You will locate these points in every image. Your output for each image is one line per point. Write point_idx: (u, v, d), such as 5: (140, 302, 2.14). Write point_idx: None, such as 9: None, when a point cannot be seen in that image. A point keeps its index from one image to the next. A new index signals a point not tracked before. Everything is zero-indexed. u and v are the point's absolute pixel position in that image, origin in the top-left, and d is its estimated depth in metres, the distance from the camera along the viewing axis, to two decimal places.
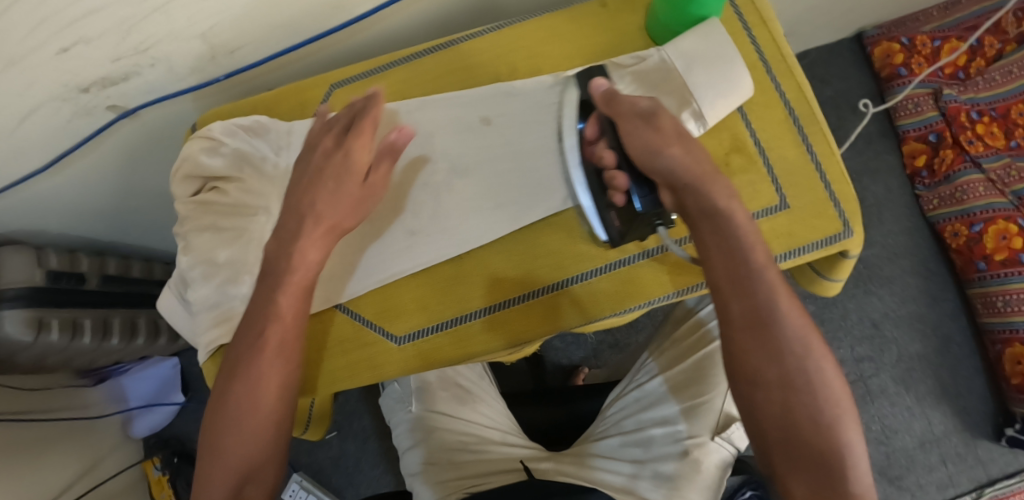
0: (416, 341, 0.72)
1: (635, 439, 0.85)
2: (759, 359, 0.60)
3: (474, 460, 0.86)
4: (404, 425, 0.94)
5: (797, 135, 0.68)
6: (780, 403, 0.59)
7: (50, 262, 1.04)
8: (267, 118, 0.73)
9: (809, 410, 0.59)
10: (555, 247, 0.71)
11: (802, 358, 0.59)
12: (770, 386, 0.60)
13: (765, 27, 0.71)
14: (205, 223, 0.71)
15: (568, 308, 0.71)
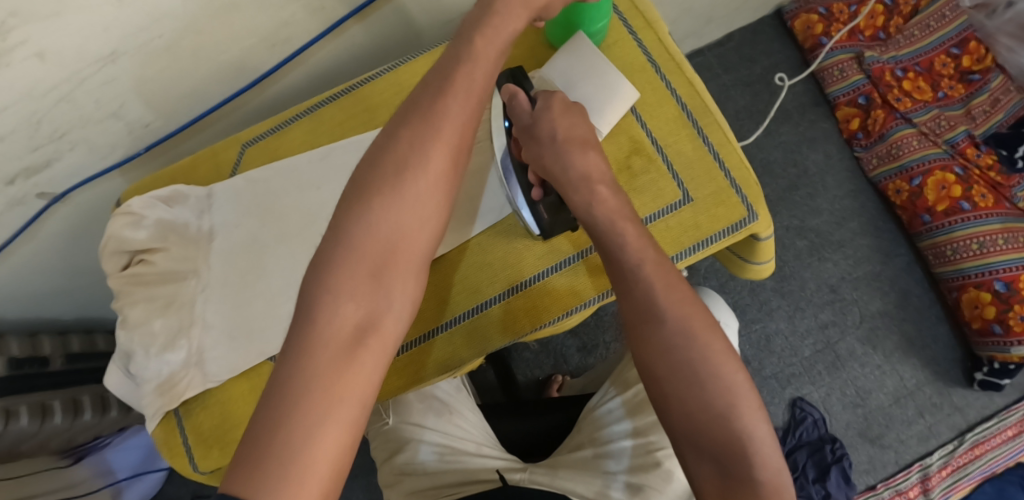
0: None
1: (607, 448, 0.84)
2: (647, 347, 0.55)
3: (448, 472, 0.86)
4: (380, 438, 0.93)
5: (692, 128, 0.71)
6: (675, 397, 0.54)
7: (11, 349, 1.06)
8: (184, 186, 0.74)
9: (702, 402, 0.53)
10: (461, 278, 0.70)
11: (687, 346, 0.54)
12: (665, 377, 0.54)
13: (650, 29, 0.75)
14: (136, 296, 0.70)
15: (496, 327, 0.68)
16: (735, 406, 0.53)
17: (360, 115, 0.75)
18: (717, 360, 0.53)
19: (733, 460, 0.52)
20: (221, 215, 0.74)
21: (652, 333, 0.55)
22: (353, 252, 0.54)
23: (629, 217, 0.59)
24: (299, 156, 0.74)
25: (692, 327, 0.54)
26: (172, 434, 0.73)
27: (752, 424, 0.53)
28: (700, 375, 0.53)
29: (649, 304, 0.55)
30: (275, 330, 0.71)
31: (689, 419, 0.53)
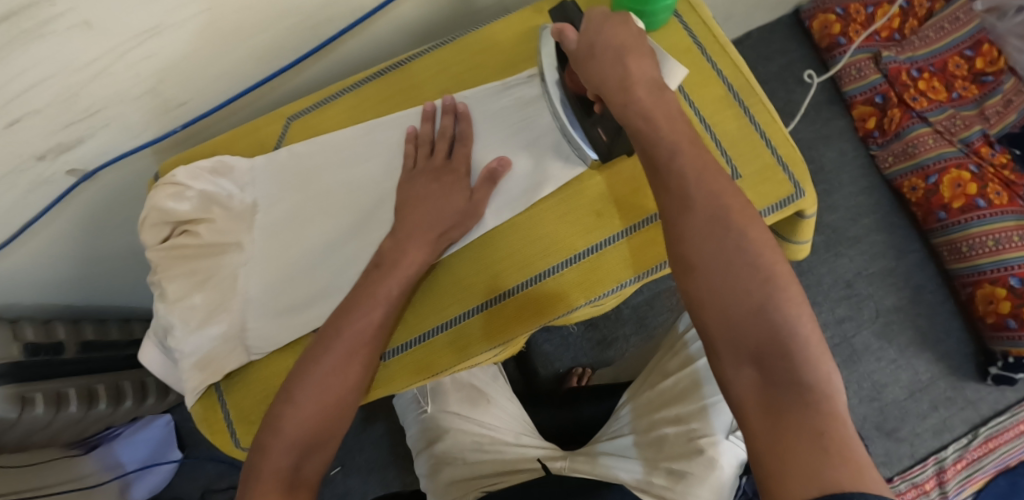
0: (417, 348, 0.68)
1: (647, 436, 0.86)
2: (688, 241, 0.53)
3: (486, 461, 0.87)
4: (419, 428, 0.95)
5: (738, 107, 0.71)
6: (714, 290, 0.52)
7: (27, 335, 1.03)
8: (229, 158, 0.73)
9: (739, 294, 0.51)
10: (526, 242, 0.68)
11: (728, 238, 0.52)
12: (703, 269, 0.52)
13: (694, 13, 0.76)
14: (177, 270, 0.69)
15: (564, 291, 0.67)
16: (782, 304, 0.50)
17: (406, 93, 0.75)
18: (762, 257, 0.52)
19: (778, 362, 0.49)
20: (264, 189, 0.74)
21: (692, 229, 0.54)
22: (330, 347, 0.63)
23: (668, 116, 0.59)
24: (345, 131, 0.74)
25: (738, 225, 0.53)
26: (212, 410, 0.72)
27: (801, 325, 0.50)
28: (745, 272, 0.51)
29: (688, 200, 0.54)
30: (316, 300, 0.70)
31: (732, 318, 0.51)
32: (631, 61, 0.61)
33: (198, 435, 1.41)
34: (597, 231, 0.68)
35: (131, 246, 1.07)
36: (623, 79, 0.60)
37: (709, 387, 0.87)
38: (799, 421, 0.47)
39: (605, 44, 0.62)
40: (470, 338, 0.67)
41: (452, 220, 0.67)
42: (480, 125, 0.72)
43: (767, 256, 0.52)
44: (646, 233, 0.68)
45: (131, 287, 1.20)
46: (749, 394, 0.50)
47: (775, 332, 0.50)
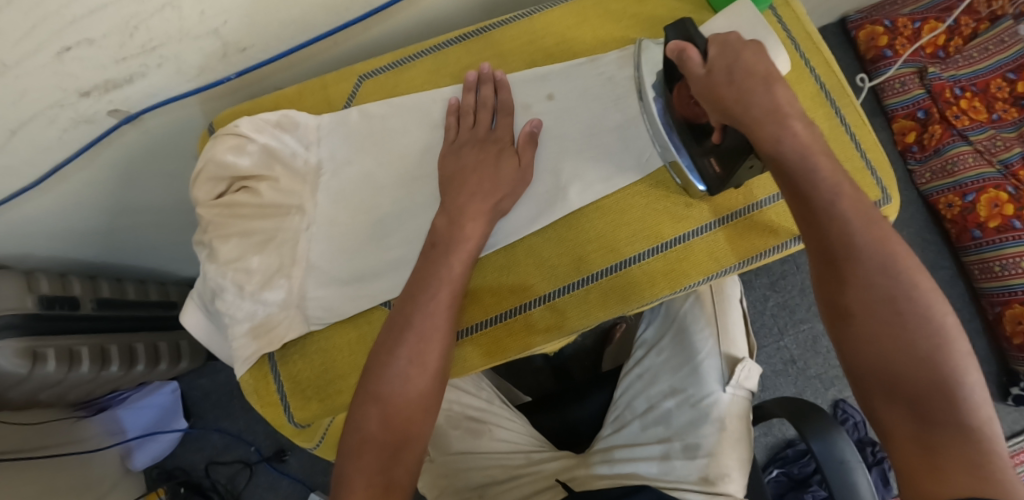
0: (476, 334, 0.66)
1: (652, 417, 0.82)
2: (851, 288, 0.54)
3: (509, 490, 0.83)
4: (430, 474, 0.89)
5: (830, 107, 0.70)
6: (873, 337, 0.53)
7: (41, 286, 0.98)
8: (295, 112, 0.69)
9: (898, 341, 0.52)
10: (604, 229, 0.66)
11: (893, 287, 0.53)
12: (862, 315, 0.53)
13: (788, 6, 0.73)
14: (231, 229, 0.65)
15: (642, 281, 0.65)
16: (943, 348, 0.51)
17: (489, 58, 0.72)
18: (927, 304, 0.52)
19: (934, 408, 0.50)
20: (330, 148, 0.70)
21: (851, 272, 0.54)
22: (406, 340, 0.60)
23: (823, 152, 0.55)
24: (423, 95, 0.71)
25: (901, 272, 0.53)
26: (263, 381, 0.69)
27: (961, 365, 0.51)
28: (907, 319, 0.52)
29: (849, 245, 0.54)
30: (384, 274, 0.67)
31: (887, 363, 0.52)
32: (778, 87, 0.54)
33: (205, 405, 1.37)
34: (675, 226, 0.66)
35: (160, 202, 1.02)
36: (773, 111, 0.54)
37: (690, 343, 0.85)
38: (957, 458, 0.48)
39: (746, 70, 0.55)
40: (531, 326, 0.66)
41: (506, 189, 0.65)
42: (567, 102, 0.69)
43: (934, 308, 0.52)
44: (736, 225, 0.66)
45: (155, 246, 1.15)
46: (900, 429, 0.51)
47: (941, 379, 0.50)
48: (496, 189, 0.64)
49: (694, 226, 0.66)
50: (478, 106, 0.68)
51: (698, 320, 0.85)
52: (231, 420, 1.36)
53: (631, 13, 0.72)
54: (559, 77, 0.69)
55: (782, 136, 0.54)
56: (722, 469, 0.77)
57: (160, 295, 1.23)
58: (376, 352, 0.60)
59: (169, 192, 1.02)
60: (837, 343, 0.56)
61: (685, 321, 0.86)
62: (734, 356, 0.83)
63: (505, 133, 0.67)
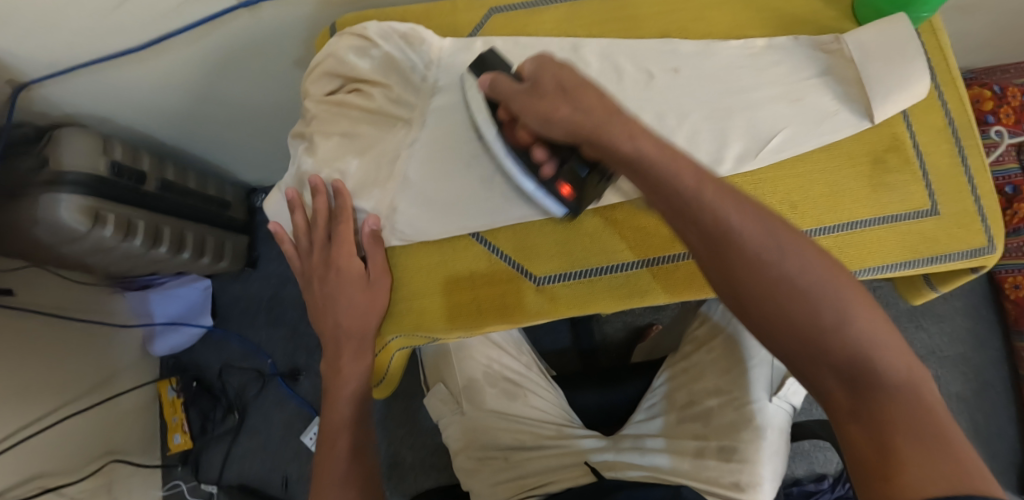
0: (555, 285, 0.66)
1: (692, 413, 0.81)
2: (744, 279, 0.52)
3: (534, 456, 0.83)
4: (457, 428, 0.87)
5: (953, 144, 0.69)
6: (783, 324, 0.51)
7: (114, 153, 0.99)
8: (425, 27, 0.67)
9: (809, 324, 0.50)
10: None
11: (782, 275, 0.51)
12: (768, 306, 0.51)
13: (934, 35, 0.71)
14: (334, 128, 0.67)
15: None
16: (847, 323, 0.50)
17: (622, 19, 0.71)
18: (825, 284, 0.51)
19: (877, 394, 0.50)
20: (450, 70, 0.67)
21: (763, 289, 0.51)
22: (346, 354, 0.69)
23: (676, 155, 0.54)
24: (551, 41, 0.69)
25: (816, 272, 0.51)
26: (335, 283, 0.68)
27: (879, 333, 0.50)
28: (821, 310, 0.50)
29: (737, 240, 0.52)
30: (476, 207, 0.66)
31: (823, 359, 0.51)
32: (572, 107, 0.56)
33: (231, 310, 1.37)
34: None
35: (243, 99, 1.03)
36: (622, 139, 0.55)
37: (741, 350, 0.83)
38: (906, 434, 0.48)
39: (574, 85, 0.56)
40: (607, 289, 0.65)
41: (360, 313, 0.67)
42: (690, 81, 0.68)
43: (828, 292, 0.50)
44: (831, 238, 0.67)
45: (224, 141, 1.15)
46: (842, 402, 0.51)
47: (858, 346, 0.50)
48: (353, 310, 0.67)
49: None
50: (309, 224, 0.67)
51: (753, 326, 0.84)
52: (253, 330, 1.35)
53: (773, 6, 0.71)
54: (689, 54, 0.69)
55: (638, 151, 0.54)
56: (755, 479, 0.76)
57: (217, 192, 1.23)
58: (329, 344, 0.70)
59: (253, 92, 1.02)
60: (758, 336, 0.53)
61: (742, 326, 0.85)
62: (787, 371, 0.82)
63: (343, 250, 0.66)
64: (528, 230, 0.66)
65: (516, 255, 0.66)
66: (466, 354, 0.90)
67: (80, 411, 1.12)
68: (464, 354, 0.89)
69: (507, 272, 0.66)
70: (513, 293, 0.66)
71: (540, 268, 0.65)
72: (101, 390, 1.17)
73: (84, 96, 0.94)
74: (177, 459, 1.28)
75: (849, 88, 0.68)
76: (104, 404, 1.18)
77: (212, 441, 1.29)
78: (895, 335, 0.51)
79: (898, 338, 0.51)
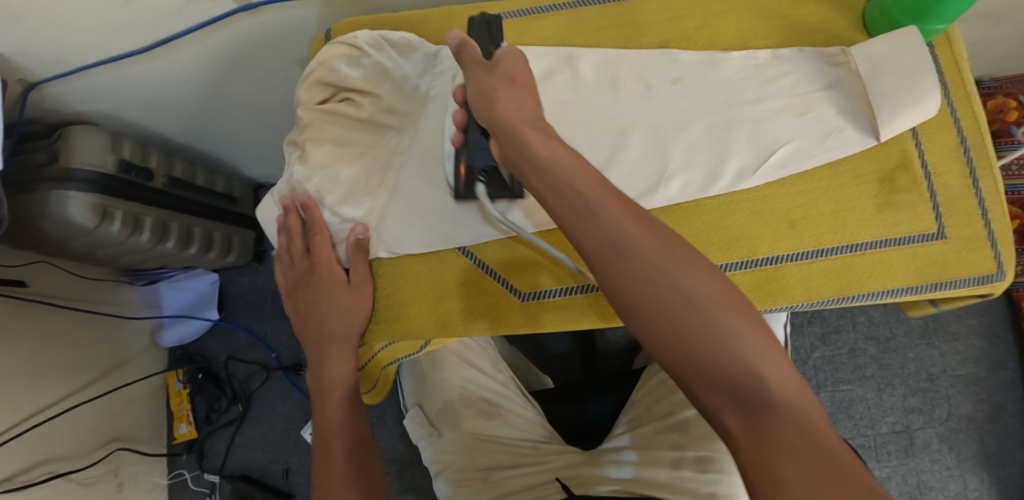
0: (539, 300, 0.65)
1: (670, 423, 0.81)
2: (636, 292, 0.51)
3: (514, 475, 0.82)
4: (436, 450, 0.87)
5: (965, 165, 0.66)
6: (671, 337, 0.50)
7: (123, 151, 1.01)
8: (415, 37, 0.68)
9: (697, 338, 0.49)
10: (695, 230, 0.65)
11: (667, 287, 0.51)
12: (660, 319, 0.50)
13: (949, 47, 0.68)
14: (327, 135, 0.68)
15: None
16: (736, 339, 0.49)
17: (623, 29, 0.69)
18: (708, 299, 0.50)
19: (768, 418, 0.48)
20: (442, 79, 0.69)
21: (654, 300, 0.51)
22: (332, 356, 0.68)
23: (580, 170, 0.54)
24: (550, 50, 0.69)
25: (714, 300, 0.50)
26: None
27: (762, 354, 0.49)
28: (710, 322, 0.49)
29: (622, 252, 0.52)
30: (468, 220, 0.65)
31: (719, 384, 0.49)
32: (555, 147, 0.56)
33: (238, 302, 1.39)
34: (768, 246, 0.64)
35: (248, 97, 1.03)
36: (547, 167, 0.54)
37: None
38: (792, 458, 0.46)
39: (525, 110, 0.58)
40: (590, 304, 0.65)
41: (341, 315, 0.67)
42: (690, 91, 0.66)
43: (715, 305, 0.50)
44: (833, 261, 0.64)
45: (232, 138, 1.16)
46: (736, 429, 0.49)
47: (743, 365, 0.49)
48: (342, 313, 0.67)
49: (779, 252, 0.64)
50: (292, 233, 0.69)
51: None
52: (259, 323, 1.37)
53: (781, 15, 0.69)
54: (690, 64, 0.67)
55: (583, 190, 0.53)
56: (733, 489, 0.76)
57: (225, 188, 1.24)
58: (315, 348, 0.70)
59: (259, 91, 1.03)
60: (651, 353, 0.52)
61: None
62: None
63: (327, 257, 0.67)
64: (516, 246, 0.66)
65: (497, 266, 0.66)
66: (441, 376, 0.90)
67: (88, 401, 1.14)
68: (439, 376, 0.90)
69: (491, 286, 0.66)
70: (498, 306, 0.66)
71: (525, 285, 0.65)
72: (109, 379, 1.19)
73: (94, 94, 0.95)
74: (182, 448, 1.31)
75: (856, 104, 0.65)
76: (113, 393, 1.20)
77: (216, 430, 1.32)
78: (783, 359, 0.50)
79: (785, 361, 0.50)
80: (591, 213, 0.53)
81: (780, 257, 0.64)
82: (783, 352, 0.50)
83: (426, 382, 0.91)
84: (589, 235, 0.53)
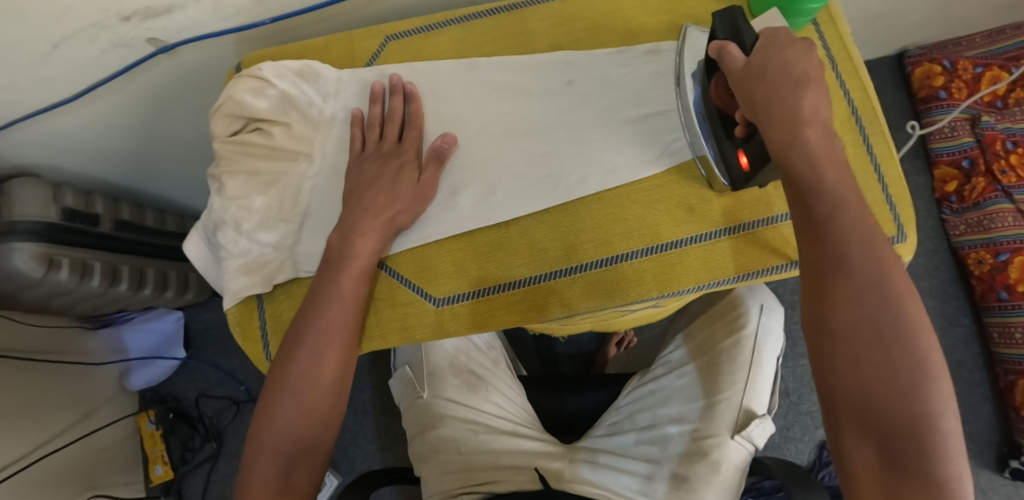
0: (454, 305, 0.68)
1: (651, 435, 0.81)
2: (835, 301, 0.54)
3: (480, 453, 0.83)
4: (414, 412, 0.88)
5: (858, 133, 0.68)
6: (858, 358, 0.53)
7: (66, 199, 1.02)
8: (318, 63, 0.71)
9: (881, 368, 0.52)
10: (600, 221, 0.66)
11: (875, 305, 0.53)
12: (856, 334, 0.53)
13: (833, 24, 0.71)
14: (240, 167, 0.68)
15: (626, 280, 0.66)
16: (923, 385, 0.51)
17: (515, 37, 0.72)
18: (913, 333, 0.52)
19: (909, 472, 0.51)
20: (346, 103, 0.72)
21: (852, 313, 0.54)
22: (304, 352, 0.64)
23: (835, 163, 0.56)
24: (447, 62, 0.71)
25: (923, 351, 0.52)
26: (248, 316, 0.71)
27: (939, 415, 0.51)
28: (904, 356, 0.52)
29: (840, 259, 0.55)
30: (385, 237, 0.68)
31: (877, 425, 0.52)
32: (807, 149, 0.56)
33: (205, 338, 1.41)
34: (670, 231, 0.66)
35: (186, 136, 1.05)
36: (800, 149, 0.56)
37: (712, 380, 0.81)
38: None
39: (782, 68, 0.56)
40: (509, 305, 0.67)
41: (338, 315, 0.64)
42: (584, 90, 0.69)
43: (917, 339, 0.52)
44: (730, 241, 0.66)
45: (179, 178, 1.18)
46: (864, 467, 0.53)
47: (925, 419, 0.51)
48: (337, 304, 0.64)
49: (670, 238, 0.66)
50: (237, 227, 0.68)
51: (731, 360, 0.81)
52: (227, 356, 1.39)
53: (665, 9, 0.71)
54: (582, 65, 0.69)
55: (841, 223, 0.55)
56: None
57: (178, 227, 1.26)
58: (290, 335, 0.65)
59: (197, 129, 1.04)
60: (820, 363, 0.55)
61: (717, 354, 0.82)
62: (753, 410, 0.79)
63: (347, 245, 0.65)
64: (427, 253, 0.68)
65: (409, 272, 0.68)
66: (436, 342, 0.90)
67: (61, 450, 1.13)
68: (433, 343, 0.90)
69: (407, 295, 0.68)
70: (415, 315, 0.68)
71: (439, 291, 0.68)
72: (80, 426, 1.20)
73: (30, 146, 0.96)
74: (160, 490, 1.31)
75: None
76: (83, 440, 1.20)
77: (193, 468, 1.34)
78: (958, 429, 0.51)
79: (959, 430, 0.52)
80: (831, 247, 0.55)
81: (682, 241, 0.66)
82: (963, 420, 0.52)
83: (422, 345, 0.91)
84: (825, 264, 0.55)
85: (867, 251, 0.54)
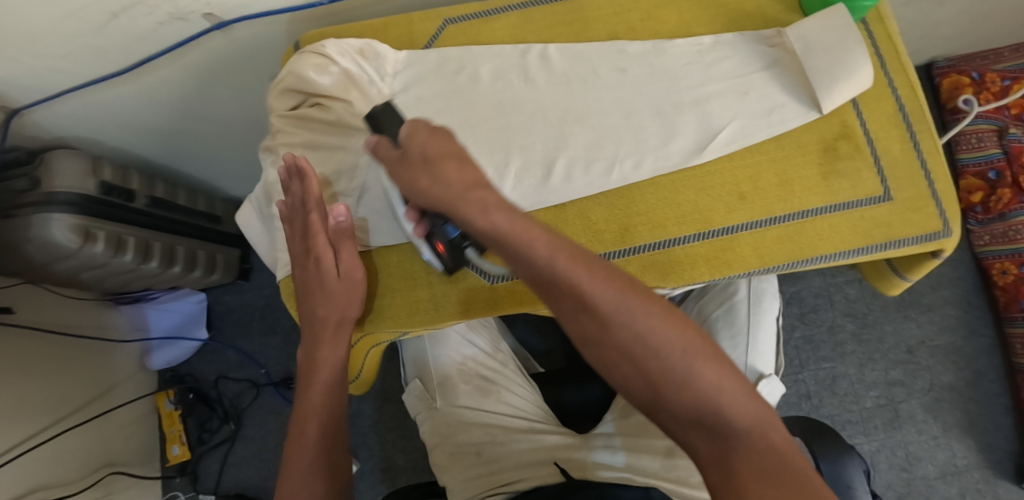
0: (508, 283, 0.68)
1: None
2: (597, 332, 0.54)
3: (501, 453, 0.82)
4: (432, 422, 0.88)
5: (905, 131, 0.69)
6: (640, 372, 0.53)
7: (104, 173, 1.03)
8: (380, 43, 0.72)
9: (660, 370, 0.52)
10: (655, 205, 0.67)
11: (624, 324, 0.53)
12: (628, 353, 0.53)
13: (883, 24, 0.72)
14: (297, 139, 0.72)
15: (678, 263, 0.67)
16: (691, 371, 0.52)
17: (572, 24, 0.73)
18: (660, 332, 0.53)
19: (736, 443, 0.51)
20: (404, 82, 0.73)
21: (609, 338, 0.53)
22: (320, 304, 0.69)
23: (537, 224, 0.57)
24: (506, 48, 0.73)
25: (678, 341, 0.53)
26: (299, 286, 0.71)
27: (722, 386, 0.52)
28: (671, 354, 0.53)
29: (580, 295, 0.54)
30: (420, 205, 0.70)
31: (689, 418, 0.52)
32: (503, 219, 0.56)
33: (226, 321, 1.41)
34: (721, 216, 0.67)
35: (225, 115, 1.05)
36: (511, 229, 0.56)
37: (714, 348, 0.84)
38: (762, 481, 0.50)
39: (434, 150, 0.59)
40: None
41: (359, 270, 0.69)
42: (639, 79, 0.70)
43: (659, 337, 0.53)
44: (783, 229, 0.67)
45: (213, 159, 1.19)
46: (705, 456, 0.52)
47: (713, 393, 0.52)
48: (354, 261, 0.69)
49: (721, 223, 0.67)
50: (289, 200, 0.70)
51: (725, 325, 0.84)
52: (248, 340, 1.39)
53: (719, 3, 0.72)
54: (637, 54, 0.71)
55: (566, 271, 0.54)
56: None
57: (207, 207, 1.27)
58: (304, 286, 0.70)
59: (237, 109, 1.05)
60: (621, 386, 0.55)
61: (715, 324, 0.86)
62: (760, 370, 0.81)
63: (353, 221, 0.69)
64: None
65: None
66: (441, 350, 0.92)
67: (79, 425, 1.13)
68: (439, 349, 0.92)
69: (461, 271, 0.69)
70: (468, 292, 0.69)
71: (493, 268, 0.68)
72: (99, 402, 1.20)
73: (73, 119, 0.97)
74: (176, 471, 1.31)
75: (795, 79, 0.69)
76: (102, 417, 1.20)
77: (209, 450, 1.33)
78: (742, 388, 0.53)
79: (744, 388, 0.53)
80: (571, 287, 0.54)
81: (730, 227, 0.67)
82: (739, 378, 0.54)
83: (429, 353, 0.93)
84: (583, 308, 0.54)
85: (596, 282, 0.54)
